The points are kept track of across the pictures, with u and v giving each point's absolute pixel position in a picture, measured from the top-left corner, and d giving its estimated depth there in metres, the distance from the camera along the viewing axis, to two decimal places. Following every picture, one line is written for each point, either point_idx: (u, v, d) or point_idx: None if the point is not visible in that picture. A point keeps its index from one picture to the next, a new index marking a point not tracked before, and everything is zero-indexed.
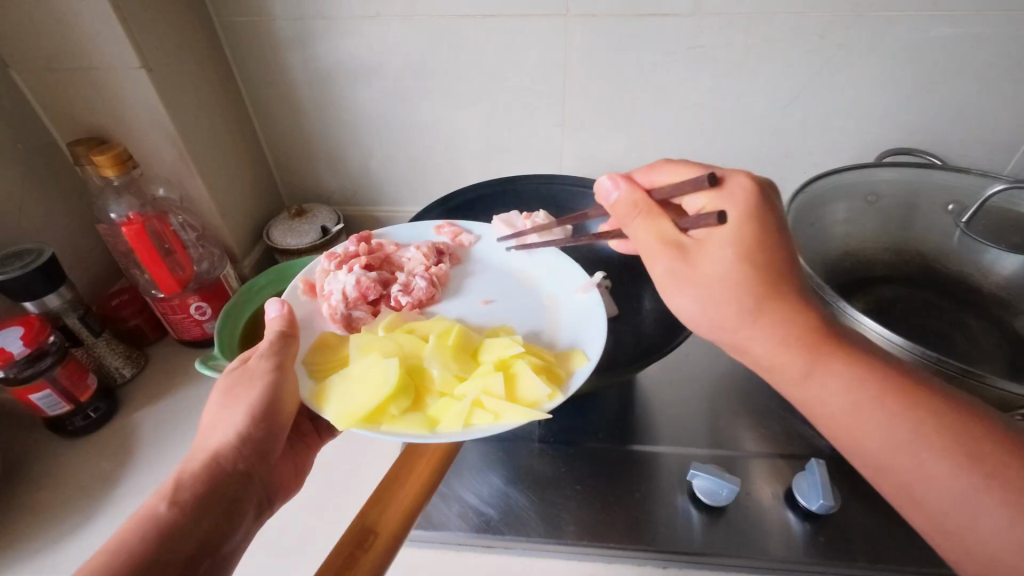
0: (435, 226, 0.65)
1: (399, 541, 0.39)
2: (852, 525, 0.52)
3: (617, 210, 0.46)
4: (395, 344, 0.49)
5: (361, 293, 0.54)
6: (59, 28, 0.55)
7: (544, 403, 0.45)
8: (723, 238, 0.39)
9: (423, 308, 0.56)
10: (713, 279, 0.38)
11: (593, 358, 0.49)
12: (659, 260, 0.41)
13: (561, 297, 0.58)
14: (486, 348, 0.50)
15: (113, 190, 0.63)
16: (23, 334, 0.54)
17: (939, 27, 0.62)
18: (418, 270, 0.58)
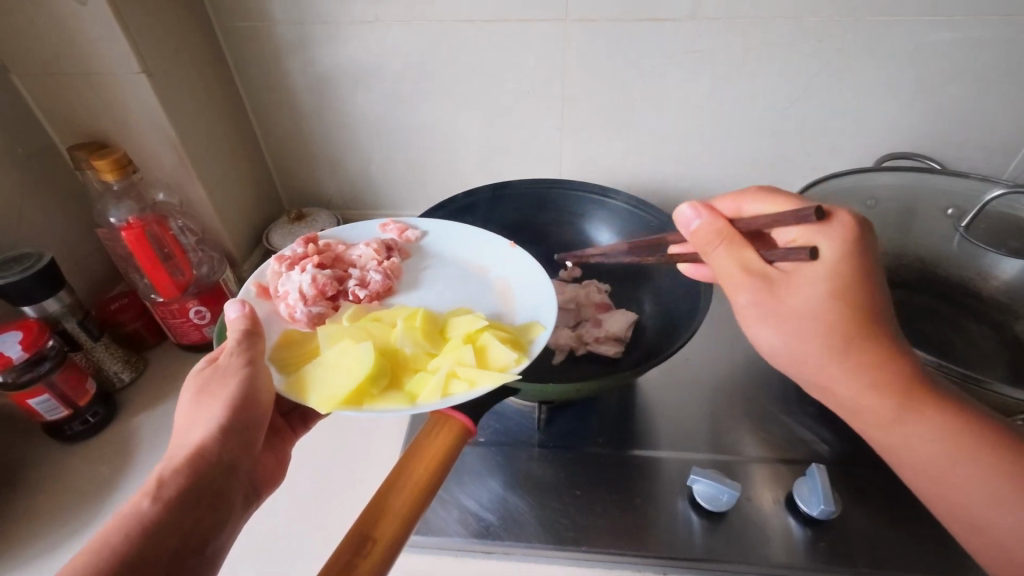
0: (380, 224, 0.64)
1: (400, 545, 0.37)
2: (853, 531, 0.51)
3: (696, 239, 0.43)
4: (364, 331, 0.50)
5: (318, 290, 0.53)
6: (59, 32, 0.55)
7: (511, 367, 0.46)
8: (820, 278, 0.38)
9: (381, 300, 0.56)
10: (807, 317, 0.38)
11: (549, 326, 0.51)
12: (744, 293, 0.40)
13: (512, 281, 0.58)
14: (454, 325, 0.51)
15: (113, 194, 0.63)
16: (22, 339, 0.54)
17: (938, 32, 0.62)
18: (370, 265, 0.58)
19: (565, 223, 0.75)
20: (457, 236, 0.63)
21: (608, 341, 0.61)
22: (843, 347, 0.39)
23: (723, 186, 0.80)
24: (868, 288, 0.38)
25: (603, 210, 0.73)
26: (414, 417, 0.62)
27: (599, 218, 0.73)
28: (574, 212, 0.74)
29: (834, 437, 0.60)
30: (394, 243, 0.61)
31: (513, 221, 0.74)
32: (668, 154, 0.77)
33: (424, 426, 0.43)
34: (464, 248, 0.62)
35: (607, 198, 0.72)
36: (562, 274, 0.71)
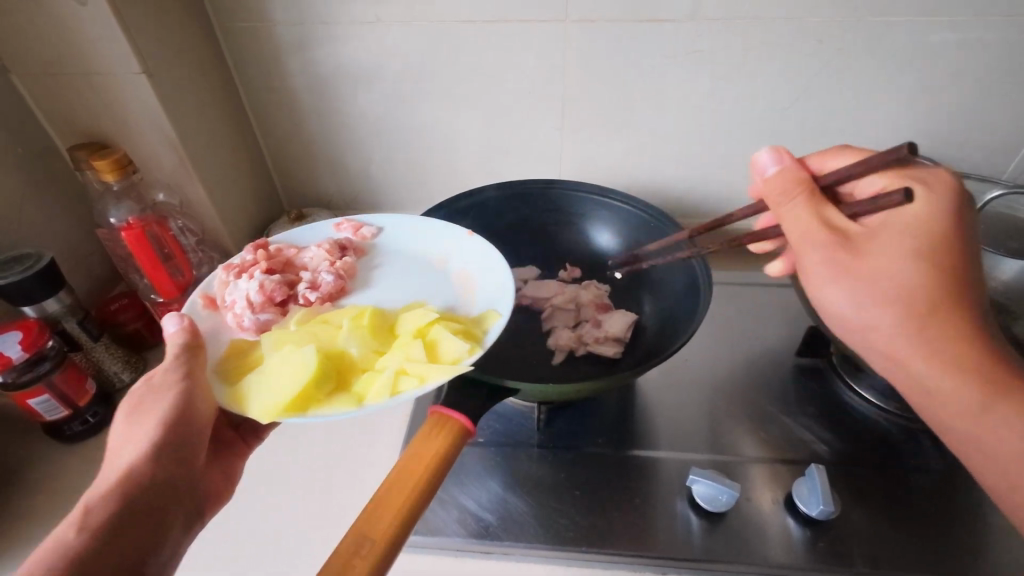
0: (333, 223, 0.63)
1: (397, 546, 0.37)
2: (852, 531, 0.51)
3: (776, 184, 0.46)
4: (310, 334, 0.49)
5: (266, 297, 0.52)
6: (60, 32, 0.55)
7: (463, 359, 0.46)
8: (901, 227, 0.40)
9: (334, 302, 0.55)
10: (884, 272, 0.39)
11: (505, 314, 0.51)
12: (818, 241, 0.42)
13: (471, 271, 0.58)
14: (403, 321, 0.51)
15: (113, 194, 0.63)
16: (22, 339, 0.54)
17: (938, 32, 0.62)
18: (322, 267, 0.56)
19: (565, 223, 0.75)
20: (412, 233, 0.63)
21: (608, 342, 0.61)
22: (914, 317, 0.38)
23: (722, 187, 0.80)
24: (953, 251, 0.39)
25: (603, 210, 0.73)
26: (414, 418, 0.62)
27: (600, 219, 0.73)
28: (573, 212, 0.74)
29: (834, 438, 0.60)
30: (348, 242, 0.60)
31: (513, 222, 0.74)
32: (669, 154, 0.77)
33: (427, 424, 0.43)
34: (419, 242, 0.62)
35: (608, 199, 0.72)
36: (562, 274, 0.72)
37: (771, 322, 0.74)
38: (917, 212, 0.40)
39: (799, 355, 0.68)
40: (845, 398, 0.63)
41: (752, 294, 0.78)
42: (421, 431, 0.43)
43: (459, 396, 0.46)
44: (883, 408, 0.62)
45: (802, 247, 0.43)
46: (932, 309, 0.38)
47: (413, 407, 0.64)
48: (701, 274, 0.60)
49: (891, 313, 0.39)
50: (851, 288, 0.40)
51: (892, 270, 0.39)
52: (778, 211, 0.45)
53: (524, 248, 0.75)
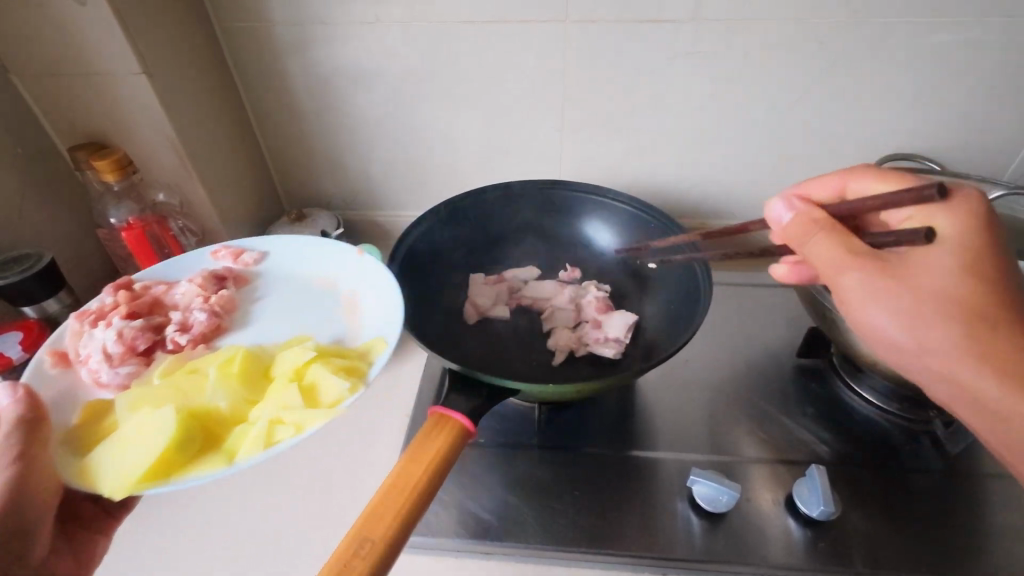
0: (210, 252, 0.62)
1: (398, 547, 0.37)
2: (853, 532, 0.51)
3: (794, 227, 0.44)
4: (176, 390, 0.47)
5: (126, 346, 0.51)
6: (60, 33, 0.55)
7: (343, 399, 0.46)
8: (940, 252, 0.39)
9: (209, 342, 0.54)
10: (932, 295, 0.38)
11: (391, 339, 0.53)
12: (854, 271, 0.40)
13: (358, 293, 0.59)
14: (279, 362, 0.51)
15: (113, 195, 0.65)
16: (22, 339, 0.55)
17: (938, 33, 0.62)
18: (195, 304, 0.56)
19: (564, 223, 0.75)
20: (297, 259, 0.63)
21: (608, 344, 0.61)
22: (976, 333, 0.37)
23: (722, 187, 0.80)
24: (996, 268, 0.39)
25: (603, 211, 0.73)
26: (414, 418, 0.62)
27: (600, 219, 0.73)
28: (572, 212, 0.74)
29: (834, 438, 0.60)
30: (226, 272, 0.60)
31: (514, 222, 0.74)
32: (669, 155, 0.77)
33: (426, 425, 0.43)
34: (304, 268, 0.63)
35: (607, 200, 0.71)
36: (561, 274, 0.71)
37: (771, 322, 0.74)
38: (949, 233, 0.40)
39: (799, 355, 0.68)
40: (845, 398, 0.63)
41: (752, 294, 0.78)
42: (422, 431, 0.43)
43: (460, 397, 0.46)
44: (883, 408, 0.62)
45: (831, 276, 0.42)
46: (992, 327, 0.37)
47: (412, 407, 0.64)
48: (701, 275, 0.60)
49: (951, 331, 0.38)
50: (892, 311, 0.39)
51: (938, 291, 0.38)
52: (801, 246, 0.44)
53: (523, 248, 0.75)
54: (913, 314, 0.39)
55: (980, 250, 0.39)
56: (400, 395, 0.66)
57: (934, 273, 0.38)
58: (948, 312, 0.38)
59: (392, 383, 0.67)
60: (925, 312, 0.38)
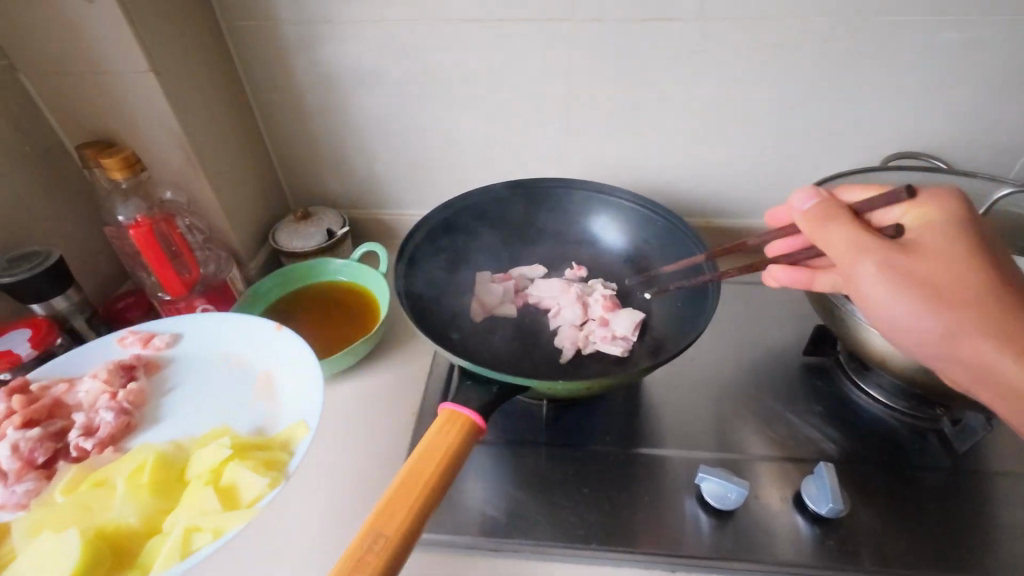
0: (117, 338, 0.60)
1: (410, 545, 0.37)
2: (861, 530, 0.51)
3: (813, 217, 0.45)
4: (82, 507, 0.46)
5: (24, 460, 0.49)
6: (69, 31, 0.55)
7: (262, 496, 0.47)
8: (949, 240, 0.41)
9: (119, 442, 0.53)
10: (947, 281, 0.40)
11: (311, 424, 0.53)
12: (874, 259, 0.42)
13: (274, 370, 0.59)
14: (195, 463, 0.50)
15: (121, 193, 0.64)
16: (31, 337, 0.56)
17: (944, 32, 0.63)
18: (100, 401, 0.55)
19: (569, 221, 0.75)
20: (212, 335, 0.62)
21: (615, 341, 0.61)
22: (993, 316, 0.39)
23: (728, 186, 0.80)
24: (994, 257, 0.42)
25: (610, 209, 0.73)
26: (421, 416, 0.62)
27: (606, 218, 0.73)
28: (577, 210, 0.74)
29: (842, 436, 0.60)
30: (134, 360, 0.58)
31: (519, 221, 0.74)
32: (674, 154, 0.77)
33: (436, 423, 0.43)
34: (217, 348, 0.62)
35: (614, 198, 0.72)
36: (568, 272, 0.71)
37: (777, 321, 0.74)
38: (941, 223, 0.42)
39: (805, 354, 0.68)
40: (852, 396, 0.63)
41: (758, 293, 0.78)
42: (433, 427, 0.43)
43: (471, 394, 0.46)
44: (891, 406, 0.61)
45: (850, 262, 0.43)
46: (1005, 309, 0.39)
47: (420, 405, 0.64)
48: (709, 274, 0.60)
49: (969, 315, 0.40)
50: (912, 299, 0.41)
51: (954, 277, 0.40)
52: (818, 234, 0.44)
53: (528, 246, 0.75)
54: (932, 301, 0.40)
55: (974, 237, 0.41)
56: (408, 393, 0.66)
57: (943, 257, 0.41)
58: (964, 299, 0.40)
59: (399, 381, 0.67)
60: (943, 297, 0.40)
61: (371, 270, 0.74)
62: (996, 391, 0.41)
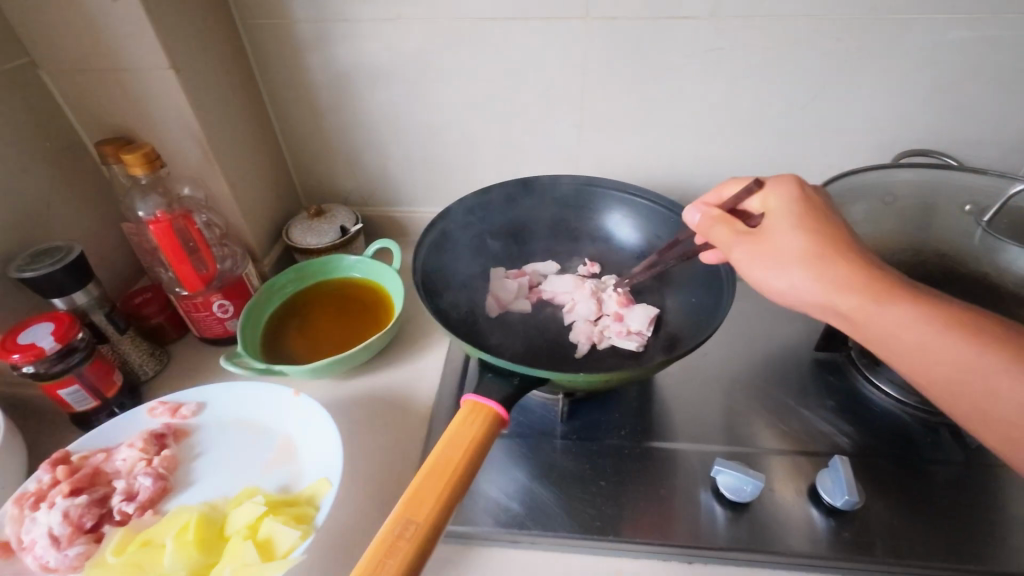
0: (147, 408, 0.61)
1: (439, 532, 0.38)
2: (874, 522, 0.52)
3: (696, 225, 0.52)
4: (132, 565, 0.47)
5: (74, 525, 0.50)
6: (91, 29, 0.56)
7: (295, 547, 0.47)
8: (790, 216, 0.46)
9: (158, 507, 0.54)
10: (789, 252, 0.44)
11: (334, 479, 0.52)
12: (737, 249, 0.48)
13: (297, 433, 0.59)
14: (233, 519, 0.51)
15: (140, 189, 0.64)
16: (54, 330, 0.55)
17: (956, 31, 0.63)
18: (138, 469, 0.55)
19: (581, 217, 0.76)
20: (236, 400, 0.63)
21: (631, 336, 0.62)
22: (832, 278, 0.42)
23: None
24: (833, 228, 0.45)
25: (622, 206, 0.73)
26: (436, 410, 0.63)
27: (619, 214, 0.74)
28: (589, 206, 0.75)
29: (855, 430, 0.60)
30: (165, 429, 0.59)
31: (531, 218, 0.75)
32: (686, 152, 0.78)
33: (458, 415, 0.44)
34: (243, 412, 0.62)
35: (627, 195, 0.72)
36: (581, 268, 0.72)
37: (788, 317, 0.74)
38: (782, 202, 0.47)
39: (817, 349, 0.69)
40: (863, 391, 0.64)
41: None
42: (457, 418, 0.43)
43: (492, 386, 0.47)
44: (902, 401, 0.62)
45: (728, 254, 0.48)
46: (843, 267, 0.42)
47: (435, 400, 0.64)
48: (723, 270, 0.61)
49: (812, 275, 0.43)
50: (767, 268, 0.45)
51: (794, 247, 0.44)
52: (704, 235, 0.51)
53: (541, 242, 0.76)
54: (788, 273, 0.44)
55: (814, 209, 0.46)
56: (422, 387, 0.66)
57: (779, 229, 0.45)
58: (805, 262, 0.43)
59: (413, 376, 0.68)
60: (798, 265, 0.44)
61: (384, 266, 0.75)
62: (854, 329, 0.43)
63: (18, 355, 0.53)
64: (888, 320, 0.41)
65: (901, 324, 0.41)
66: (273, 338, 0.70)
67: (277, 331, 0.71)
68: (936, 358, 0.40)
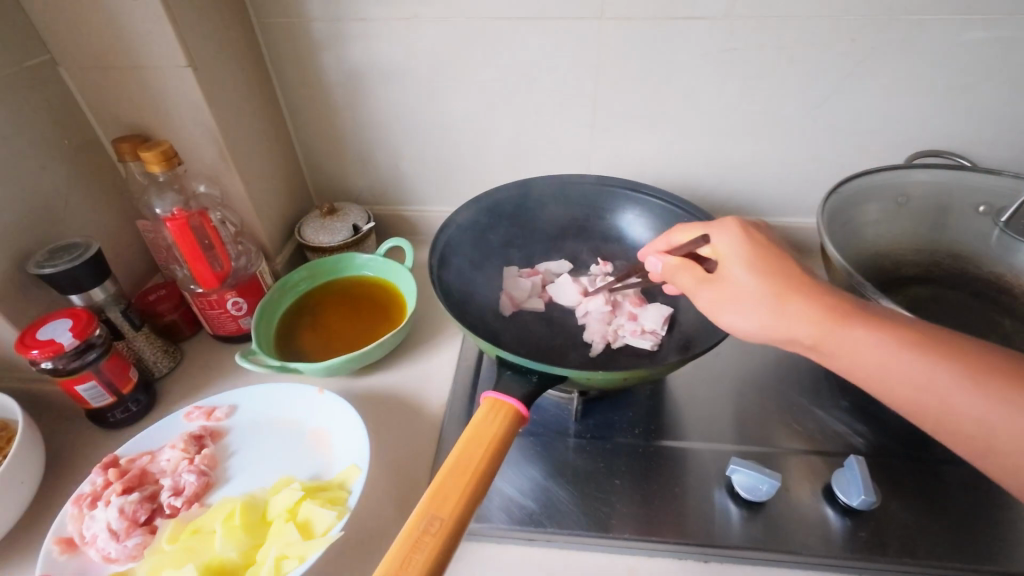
0: (184, 412, 0.62)
1: (463, 529, 0.38)
2: (890, 522, 0.52)
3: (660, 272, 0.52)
4: (186, 550, 0.49)
5: (130, 519, 0.51)
6: (111, 28, 0.57)
7: (333, 526, 0.49)
8: (738, 255, 0.46)
9: (204, 500, 0.55)
10: (745, 294, 0.44)
11: (362, 463, 0.54)
12: (700, 294, 0.47)
13: (325, 425, 0.60)
14: (273, 503, 0.52)
15: (157, 187, 0.64)
16: (72, 326, 0.55)
17: (971, 32, 0.63)
18: (181, 466, 0.56)
19: (594, 217, 0.76)
20: (265, 399, 0.63)
21: (645, 335, 0.62)
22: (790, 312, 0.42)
23: (750, 185, 0.80)
24: (782, 263, 0.44)
25: (634, 205, 0.74)
26: (450, 408, 0.63)
27: (631, 214, 0.74)
28: (602, 206, 0.75)
29: (869, 431, 0.60)
30: (202, 430, 0.60)
31: (543, 217, 0.75)
32: (698, 152, 0.78)
33: (478, 411, 0.44)
34: (273, 409, 0.62)
35: (639, 194, 0.73)
36: (595, 268, 0.72)
37: None
38: (727, 243, 0.47)
39: None
40: None
41: None
42: (477, 412, 0.44)
43: (511, 384, 0.47)
44: None
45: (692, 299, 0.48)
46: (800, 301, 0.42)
47: (449, 398, 0.64)
48: None
49: (774, 310, 0.42)
50: (731, 312, 0.45)
51: (748, 288, 0.44)
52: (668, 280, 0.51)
53: (554, 242, 0.76)
54: (752, 314, 0.43)
55: (760, 245, 0.46)
56: (435, 385, 0.67)
57: (732, 271, 0.45)
58: (764, 302, 0.43)
59: (425, 374, 0.68)
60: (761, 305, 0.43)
61: (397, 265, 0.75)
62: (824, 359, 0.42)
63: (37, 350, 0.53)
64: (850, 341, 0.40)
65: (862, 344, 0.40)
66: (286, 335, 0.70)
67: (290, 328, 0.71)
68: (896, 370, 0.38)
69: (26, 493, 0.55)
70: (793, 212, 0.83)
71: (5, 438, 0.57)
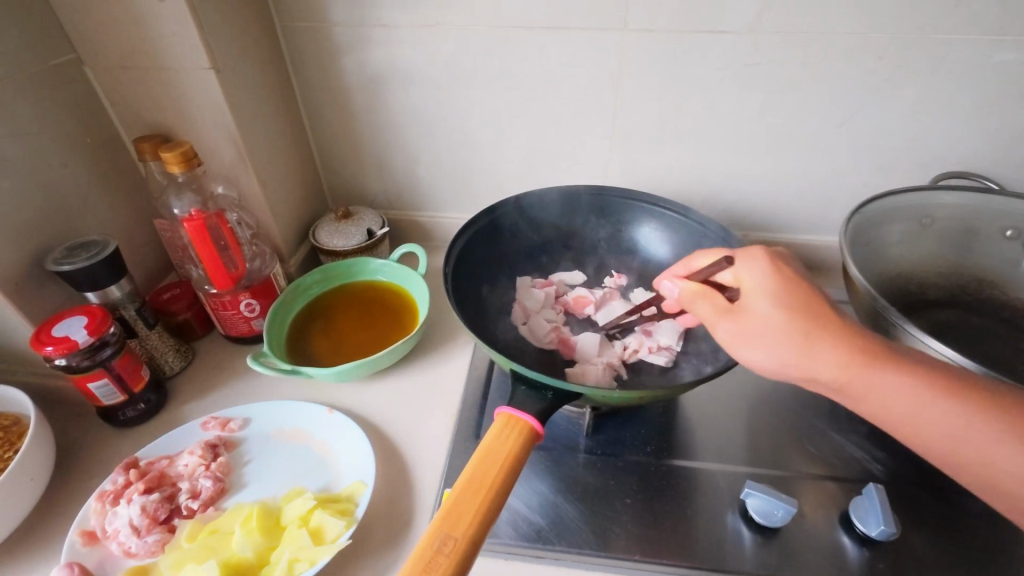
0: (200, 422, 0.61)
1: (478, 547, 0.37)
2: (910, 554, 0.50)
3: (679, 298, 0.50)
4: (205, 548, 0.50)
5: (150, 517, 0.52)
6: (138, 29, 0.57)
7: (342, 534, 0.49)
8: (762, 289, 0.44)
9: (219, 504, 0.55)
10: (769, 328, 0.43)
11: (371, 478, 0.54)
12: (719, 326, 0.45)
13: (333, 441, 0.60)
14: (288, 509, 0.52)
15: (176, 186, 0.64)
16: (86, 324, 0.55)
17: (1002, 53, 0.62)
18: (198, 472, 0.56)
19: (611, 229, 0.75)
20: (279, 412, 0.63)
21: (660, 352, 0.63)
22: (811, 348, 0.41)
23: (768, 201, 0.79)
24: (811, 301, 0.43)
25: (650, 219, 0.73)
26: (459, 417, 0.62)
27: (648, 227, 0.73)
28: (620, 219, 0.74)
29: (887, 458, 0.59)
30: (217, 439, 0.60)
31: (556, 227, 0.75)
32: (716, 166, 0.77)
33: (493, 427, 0.44)
34: (285, 422, 0.62)
35: (655, 208, 0.72)
36: (608, 280, 0.73)
37: None
38: (755, 275, 0.45)
39: None
40: None
41: None
42: (492, 430, 0.43)
43: (526, 400, 0.46)
44: None
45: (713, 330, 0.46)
46: (833, 347, 0.41)
47: (459, 407, 0.64)
48: None
49: (799, 347, 0.42)
50: (754, 346, 0.43)
51: (771, 322, 0.43)
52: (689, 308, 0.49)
53: (568, 253, 0.75)
54: (777, 349, 0.42)
55: (789, 276, 0.45)
56: (445, 394, 0.66)
57: (757, 305, 0.44)
58: (789, 336, 0.42)
59: (435, 382, 0.68)
60: (791, 340, 0.42)
61: (410, 271, 0.75)
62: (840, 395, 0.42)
63: (52, 347, 0.53)
64: (871, 379, 0.41)
65: (877, 380, 0.41)
66: (297, 337, 0.70)
67: (300, 332, 0.71)
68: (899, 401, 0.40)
69: (36, 488, 0.55)
70: (810, 228, 0.82)
71: (17, 433, 0.57)
